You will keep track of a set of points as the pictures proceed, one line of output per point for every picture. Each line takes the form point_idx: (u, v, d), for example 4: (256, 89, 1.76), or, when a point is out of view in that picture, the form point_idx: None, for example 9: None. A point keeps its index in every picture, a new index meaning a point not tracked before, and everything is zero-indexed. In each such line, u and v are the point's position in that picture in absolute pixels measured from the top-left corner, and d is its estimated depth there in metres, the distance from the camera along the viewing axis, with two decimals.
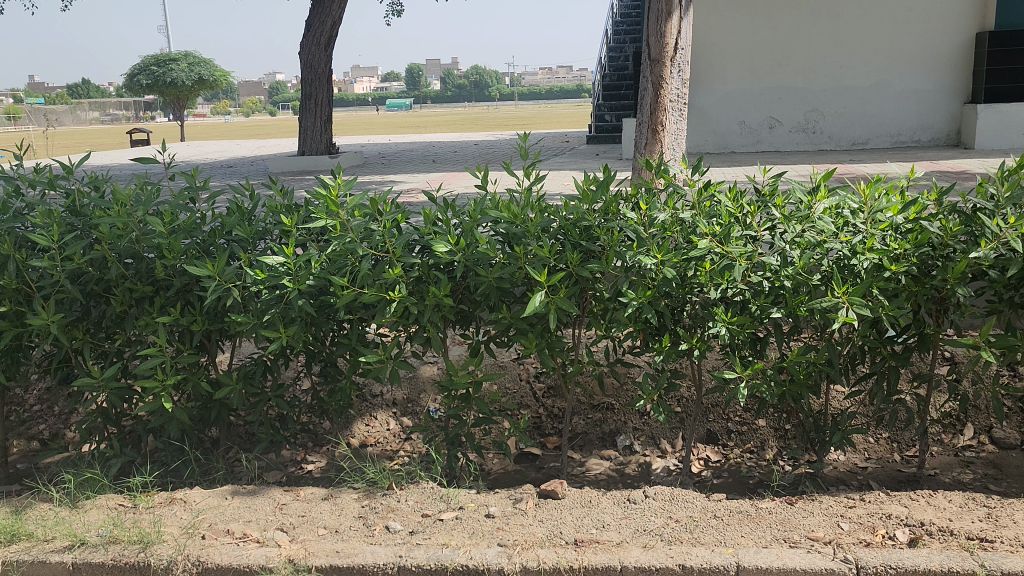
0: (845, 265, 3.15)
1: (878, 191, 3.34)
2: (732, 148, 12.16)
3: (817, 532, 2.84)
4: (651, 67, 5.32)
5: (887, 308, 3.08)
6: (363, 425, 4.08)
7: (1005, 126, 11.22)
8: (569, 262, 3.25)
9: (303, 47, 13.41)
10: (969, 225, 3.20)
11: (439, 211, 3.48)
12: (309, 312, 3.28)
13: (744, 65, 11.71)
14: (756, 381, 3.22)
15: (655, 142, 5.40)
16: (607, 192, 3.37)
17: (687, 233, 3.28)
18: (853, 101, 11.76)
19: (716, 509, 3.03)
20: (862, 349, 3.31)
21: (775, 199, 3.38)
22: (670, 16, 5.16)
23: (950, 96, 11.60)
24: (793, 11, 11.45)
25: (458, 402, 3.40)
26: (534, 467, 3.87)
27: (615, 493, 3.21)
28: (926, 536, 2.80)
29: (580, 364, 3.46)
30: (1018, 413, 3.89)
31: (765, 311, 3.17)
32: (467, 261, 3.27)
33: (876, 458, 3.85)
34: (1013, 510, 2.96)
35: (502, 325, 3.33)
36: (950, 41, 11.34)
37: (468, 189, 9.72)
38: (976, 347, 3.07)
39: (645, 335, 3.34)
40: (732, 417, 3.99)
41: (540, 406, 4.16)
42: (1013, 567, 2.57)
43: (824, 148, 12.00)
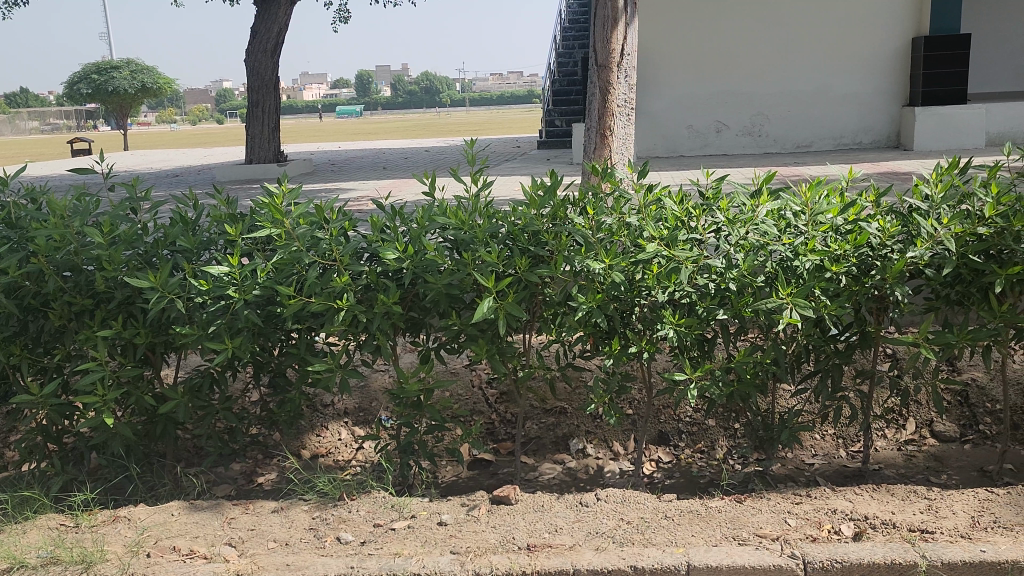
0: (789, 266, 3.22)
1: (819, 194, 3.42)
2: (681, 152, 12.31)
3: (766, 529, 2.89)
4: (598, 72, 5.38)
5: (830, 307, 3.15)
6: (315, 436, 4.02)
7: (942, 128, 11.55)
8: (517, 268, 3.25)
9: (249, 54, 13.27)
10: (906, 225, 3.29)
11: (387, 219, 3.47)
12: (256, 322, 3.24)
13: (692, 69, 11.89)
14: (705, 382, 3.27)
15: (603, 147, 5.44)
16: (554, 197, 3.38)
17: (634, 237, 3.31)
18: (797, 105, 11.99)
19: (667, 510, 3.07)
20: (806, 348, 3.37)
21: (719, 202, 3.42)
22: (617, 22, 5.21)
23: (890, 99, 11.92)
24: (740, 18, 11.65)
25: (410, 409, 3.38)
26: (488, 473, 3.86)
27: (568, 497, 3.22)
28: (869, 529, 2.87)
29: (531, 368, 3.46)
30: (957, 407, 4.01)
31: (711, 312, 3.21)
32: (416, 269, 3.26)
33: (822, 454, 3.91)
34: (953, 502, 3.05)
35: (452, 332, 3.32)
36: (888, 46, 11.64)
37: (416, 196, 9.68)
38: (915, 345, 3.15)
39: (596, 339, 3.37)
40: (682, 418, 4.02)
41: (493, 412, 4.15)
42: (953, 558, 2.64)
43: (769, 151, 12.23)
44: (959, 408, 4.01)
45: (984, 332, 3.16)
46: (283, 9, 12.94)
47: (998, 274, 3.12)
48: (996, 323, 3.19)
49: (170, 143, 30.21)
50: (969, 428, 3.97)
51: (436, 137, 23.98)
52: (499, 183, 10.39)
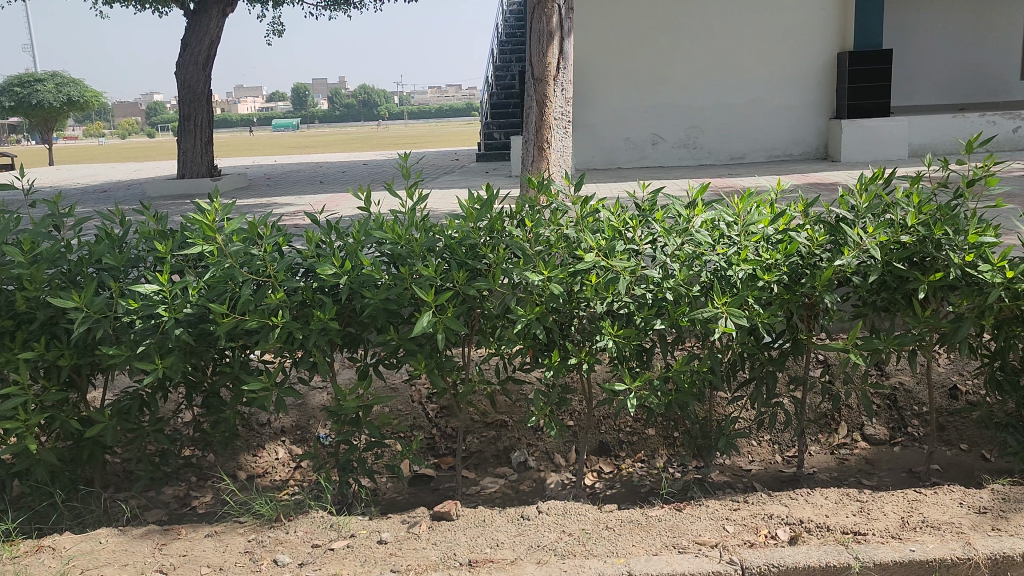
0: (723, 276, 3.26)
1: (750, 205, 3.50)
2: (619, 164, 12.46)
3: (705, 536, 2.92)
4: (535, 86, 5.40)
5: (763, 316, 3.21)
6: (251, 456, 3.93)
7: (868, 140, 11.92)
8: (455, 281, 3.24)
9: (180, 67, 13.02)
10: (834, 234, 3.38)
11: (322, 234, 3.44)
12: (187, 342, 3.16)
13: (628, 83, 12.07)
14: (644, 392, 3.30)
15: (541, 159, 5.48)
16: (491, 210, 3.40)
17: (571, 249, 3.34)
18: (730, 117, 12.26)
19: (608, 520, 3.08)
20: (741, 356, 3.42)
21: (655, 213, 3.46)
22: (552, 37, 5.25)
23: (818, 112, 12.27)
24: (672, 33, 11.90)
25: (348, 426, 3.34)
26: (430, 489, 3.82)
27: (509, 511, 3.21)
28: (805, 533, 2.93)
29: (472, 382, 3.45)
30: (886, 410, 4.14)
31: (649, 322, 3.24)
32: (353, 284, 3.23)
33: (759, 460, 3.98)
34: (883, 503, 3.13)
35: (390, 347, 3.29)
36: (814, 60, 12.01)
37: (353, 211, 9.60)
38: (845, 351, 3.23)
39: (535, 351, 3.38)
40: (623, 428, 4.05)
41: (433, 427, 4.12)
42: (884, 558, 2.72)
43: (704, 162, 12.45)
44: (888, 410, 4.13)
45: (910, 337, 3.26)
46: (215, 21, 12.75)
47: (922, 281, 3.23)
48: (921, 328, 3.29)
49: (98, 158, 29.35)
50: (898, 430, 4.09)
51: (375, 150, 23.85)
52: (438, 197, 10.37)
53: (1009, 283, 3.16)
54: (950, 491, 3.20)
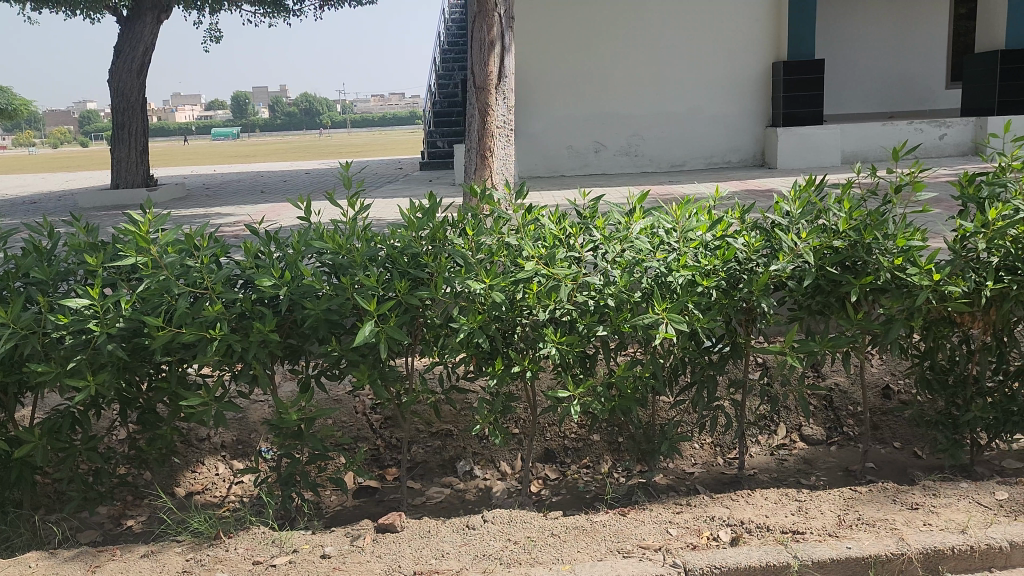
0: (663, 282, 3.31)
1: (688, 212, 3.56)
2: (562, 172, 12.54)
3: (648, 540, 2.96)
4: (477, 94, 5.42)
5: (702, 321, 3.26)
6: (190, 472, 3.84)
7: (802, 147, 12.21)
8: (398, 291, 3.22)
9: (113, 74, 12.72)
10: (769, 241, 3.46)
11: (261, 244, 3.38)
12: (121, 357, 3.08)
13: (569, 92, 12.18)
14: (587, 399, 3.32)
15: (484, 167, 5.48)
16: (433, 219, 3.40)
17: (513, 256, 3.35)
18: (670, 126, 12.45)
19: (554, 527, 3.09)
20: (682, 361, 3.47)
21: (596, 220, 3.49)
22: (494, 45, 5.31)
23: (754, 120, 12.55)
24: (613, 43, 12.05)
25: (291, 439, 3.30)
26: (375, 501, 3.78)
27: (455, 520, 3.19)
28: (746, 533, 2.98)
29: (415, 392, 3.43)
30: (823, 411, 4.25)
31: (591, 329, 3.27)
32: (293, 295, 3.19)
33: (702, 463, 4.03)
34: (820, 502, 3.21)
35: (332, 358, 3.25)
36: (750, 70, 12.29)
37: (293, 220, 9.47)
38: (783, 353, 3.30)
39: (479, 359, 3.38)
40: (568, 435, 4.07)
41: (378, 438, 4.08)
42: (822, 557, 2.78)
43: (646, 170, 12.60)
44: (824, 411, 4.24)
45: (844, 339, 3.35)
46: (149, 28, 12.49)
47: (854, 284, 3.32)
48: (854, 330, 3.38)
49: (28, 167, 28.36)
50: (833, 430, 4.21)
51: (318, 158, 23.58)
52: (380, 206, 10.29)
53: (936, 286, 3.27)
54: (883, 488, 3.30)
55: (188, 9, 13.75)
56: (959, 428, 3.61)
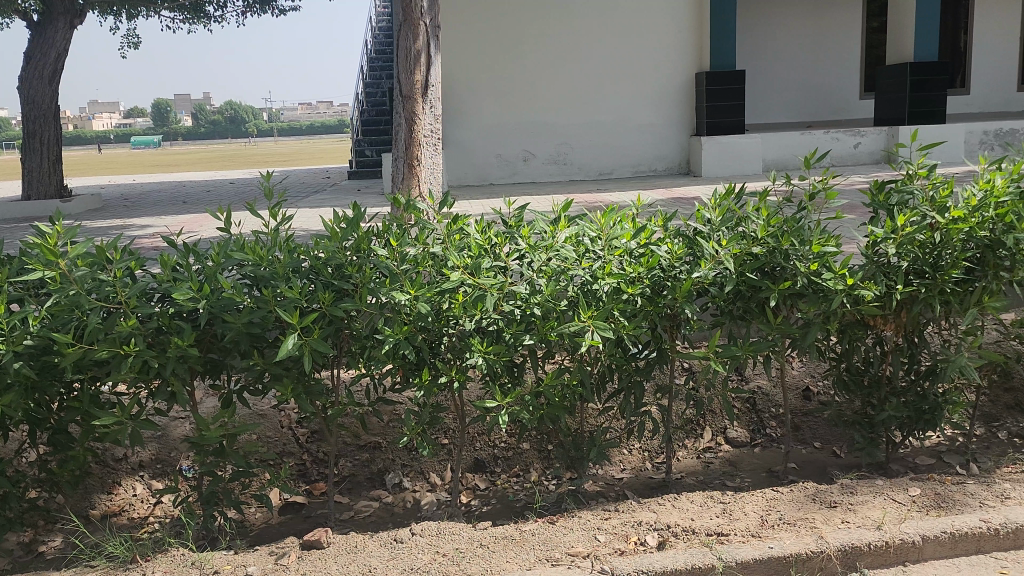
0: (588, 290, 3.33)
1: (612, 220, 3.60)
2: (491, 180, 12.59)
3: (577, 547, 2.97)
4: (403, 103, 5.38)
5: (628, 328, 3.30)
6: (106, 494, 3.70)
7: (726, 156, 12.49)
8: (322, 302, 3.17)
9: (23, 81, 12.23)
10: (692, 247, 3.50)
11: (178, 257, 3.28)
12: (29, 376, 2.96)
13: (497, 102, 12.23)
14: (515, 408, 3.32)
15: (411, 177, 5.44)
16: (357, 229, 3.37)
17: (438, 266, 3.34)
18: (597, 135, 12.60)
19: (482, 537, 3.08)
20: (610, 367, 3.49)
21: (522, 229, 3.49)
22: (421, 54, 5.29)
23: (679, 129, 12.79)
24: (540, 53, 12.15)
25: (212, 457, 3.22)
26: (301, 518, 3.71)
27: (382, 534, 3.15)
28: (672, 537, 3.02)
29: (341, 405, 3.38)
30: (746, 414, 4.34)
31: (518, 338, 3.26)
32: (212, 308, 3.10)
33: (630, 468, 4.07)
34: (744, 503, 3.27)
35: (255, 373, 3.19)
36: (673, 80, 12.54)
37: (214, 232, 9.24)
38: (706, 358, 3.36)
39: (405, 371, 3.35)
40: (497, 443, 4.06)
41: (305, 452, 4.00)
42: (745, 557, 2.84)
43: (575, 177, 12.72)
44: (748, 413, 4.34)
45: (764, 344, 3.42)
46: (62, 33, 12.03)
47: (773, 289, 3.40)
48: (774, 334, 3.46)
49: None
50: (757, 432, 4.31)
51: (242, 167, 23.07)
52: (305, 216, 10.12)
53: (851, 290, 3.38)
54: (803, 488, 3.38)
55: (104, 15, 13.37)
56: (874, 427, 3.73)
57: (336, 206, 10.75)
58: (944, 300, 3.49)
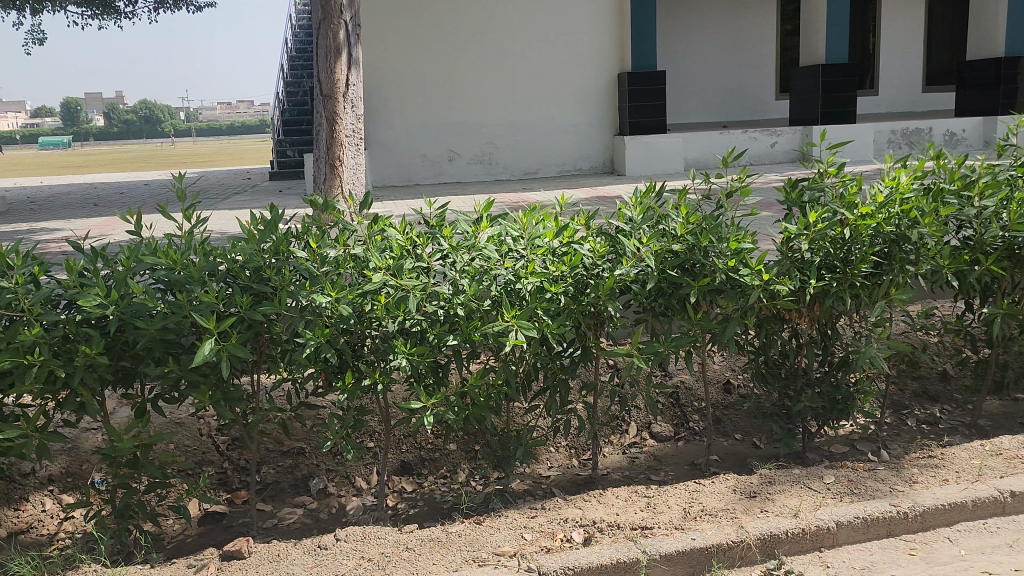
0: (511, 289, 3.33)
1: (535, 219, 3.61)
2: (416, 181, 12.52)
3: (503, 547, 2.97)
4: (324, 102, 5.29)
5: (552, 326, 3.31)
6: (13, 510, 3.54)
7: (648, 155, 12.66)
8: (240, 306, 3.09)
9: None
10: (614, 245, 3.54)
11: (86, 262, 3.16)
12: None
13: (421, 101, 12.18)
14: (440, 409, 3.30)
15: (333, 177, 5.34)
16: (275, 231, 3.30)
17: (360, 267, 3.30)
18: (522, 135, 12.65)
19: (409, 540, 3.05)
20: (535, 366, 3.50)
21: (444, 229, 3.48)
22: (341, 53, 5.22)
23: (602, 129, 12.94)
24: (464, 53, 12.15)
25: (126, 468, 3.11)
26: (221, 528, 3.61)
27: (305, 542, 3.09)
28: (598, 533, 3.05)
29: (262, 411, 3.30)
30: (670, 408, 4.41)
31: (442, 339, 3.24)
32: (122, 314, 2.99)
33: (557, 466, 4.10)
34: (668, 496, 3.32)
35: (170, 380, 3.08)
36: (596, 81, 12.68)
37: (124, 235, 8.92)
38: (629, 355, 3.40)
39: (327, 374, 3.29)
40: (424, 445, 4.03)
41: (225, 460, 3.89)
42: (669, 549, 2.89)
43: (500, 177, 12.74)
44: (671, 408, 4.41)
45: (685, 339, 3.49)
46: None
47: (693, 285, 3.47)
48: (695, 330, 3.53)
49: None
50: (681, 426, 4.38)
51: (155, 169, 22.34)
52: (220, 218, 9.87)
53: (766, 285, 3.47)
54: (724, 479, 3.45)
55: (5, 9, 12.79)
56: (792, 417, 3.85)
57: (254, 207, 10.51)
58: (854, 293, 3.61)
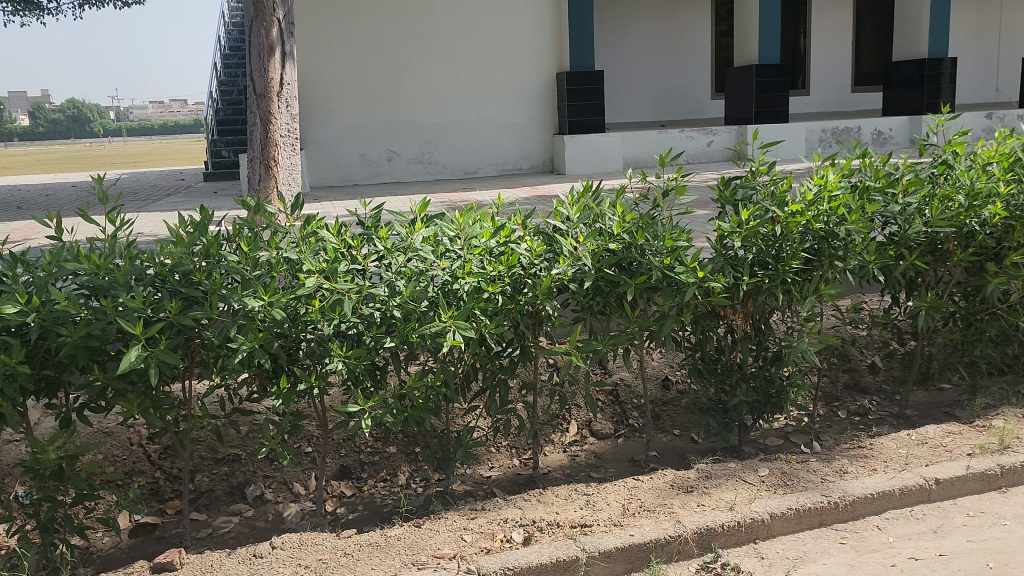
0: (448, 290, 3.31)
1: (472, 219, 3.60)
2: (355, 181, 12.39)
3: (442, 549, 2.95)
4: (257, 102, 5.18)
5: (490, 326, 3.29)
6: None
7: (588, 153, 12.71)
8: (168, 312, 3.00)
9: None
10: (551, 245, 3.54)
11: (4, 268, 3.05)
12: None
13: (358, 100, 12.07)
14: (378, 412, 3.27)
15: (268, 178, 5.24)
16: (206, 234, 3.23)
17: (293, 270, 3.26)
18: (462, 134, 12.61)
19: (347, 546, 3.01)
20: (474, 367, 3.49)
21: (379, 230, 3.45)
22: (275, 51, 5.13)
23: (542, 129, 12.97)
24: (401, 52, 12.07)
25: (51, 481, 3.00)
26: (154, 539, 3.51)
27: (239, 551, 3.03)
28: (537, 532, 3.05)
29: (194, 418, 3.22)
30: (610, 406, 4.46)
31: (379, 341, 3.20)
32: (44, 321, 2.89)
33: (499, 466, 4.09)
34: (607, 494, 3.34)
35: (96, 389, 2.99)
36: (536, 79, 12.71)
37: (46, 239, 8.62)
38: (567, 354, 3.41)
39: (262, 379, 3.24)
40: (363, 449, 3.99)
41: (157, 470, 3.79)
42: (607, 546, 2.91)
43: (440, 177, 12.67)
44: (611, 406, 4.45)
45: (623, 337, 3.51)
46: None
47: (629, 284, 3.49)
48: (632, 328, 3.56)
49: None
50: (620, 423, 4.42)
51: (84, 169, 21.70)
52: (148, 221, 9.61)
53: (701, 282, 3.52)
54: (662, 475, 3.49)
55: None
56: (728, 412, 3.91)
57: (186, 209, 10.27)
58: (786, 290, 3.68)
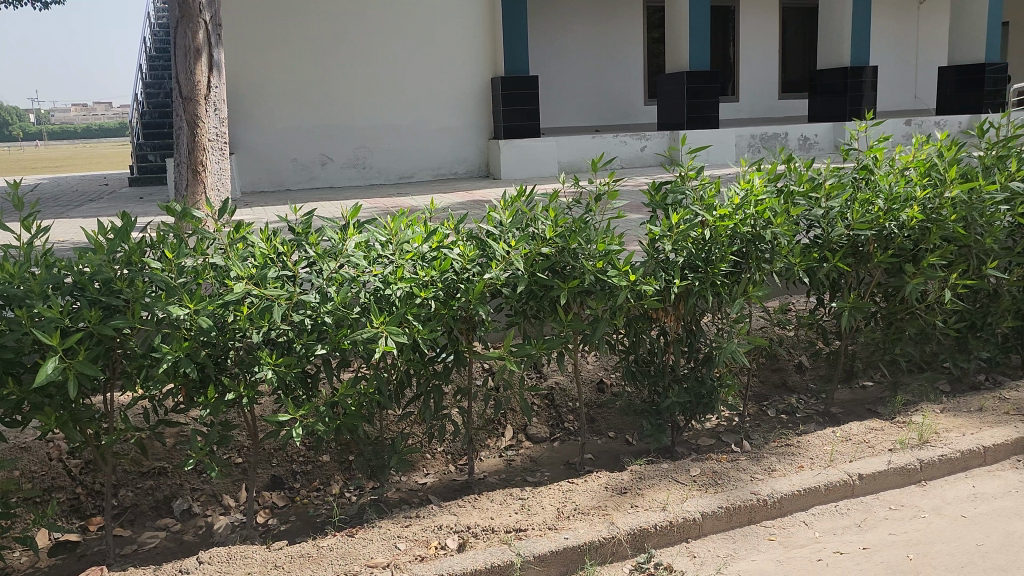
0: (380, 296, 3.27)
1: (403, 225, 3.58)
2: (288, 185, 12.20)
3: (375, 558, 2.91)
4: (183, 105, 5.05)
5: (422, 331, 3.27)
6: None
7: (523, 158, 12.71)
8: (88, 321, 2.90)
9: None
10: (483, 249, 3.54)
11: None
12: None
13: (290, 103, 11.90)
14: (309, 420, 3.21)
15: (196, 183, 5.10)
16: (127, 241, 3.14)
17: (221, 276, 3.19)
18: (396, 138, 12.53)
19: (278, 558, 2.94)
20: (407, 373, 3.46)
21: (310, 236, 3.39)
22: (201, 54, 5.02)
23: (478, 133, 12.96)
24: (334, 55, 11.94)
25: None
26: (75, 557, 3.39)
27: (165, 567, 2.94)
28: (472, 538, 3.04)
29: (116, 431, 3.12)
30: (545, 410, 4.48)
31: (310, 348, 3.15)
32: None
33: (434, 472, 4.07)
34: (542, 498, 3.35)
35: (10, 403, 2.87)
36: (470, 84, 12.71)
37: None
38: (501, 358, 3.40)
39: (188, 389, 3.15)
40: (295, 458, 3.93)
41: (79, 485, 3.66)
42: (541, 550, 2.91)
43: (375, 182, 12.56)
44: (547, 410, 4.47)
45: (556, 340, 3.52)
46: None
47: (562, 288, 3.50)
48: (565, 331, 3.58)
49: None
50: (555, 427, 4.45)
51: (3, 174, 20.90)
52: (67, 227, 9.28)
53: (633, 285, 3.56)
54: (596, 477, 3.51)
55: None
56: (661, 413, 3.96)
57: (109, 215, 9.95)
58: (715, 292, 3.75)
